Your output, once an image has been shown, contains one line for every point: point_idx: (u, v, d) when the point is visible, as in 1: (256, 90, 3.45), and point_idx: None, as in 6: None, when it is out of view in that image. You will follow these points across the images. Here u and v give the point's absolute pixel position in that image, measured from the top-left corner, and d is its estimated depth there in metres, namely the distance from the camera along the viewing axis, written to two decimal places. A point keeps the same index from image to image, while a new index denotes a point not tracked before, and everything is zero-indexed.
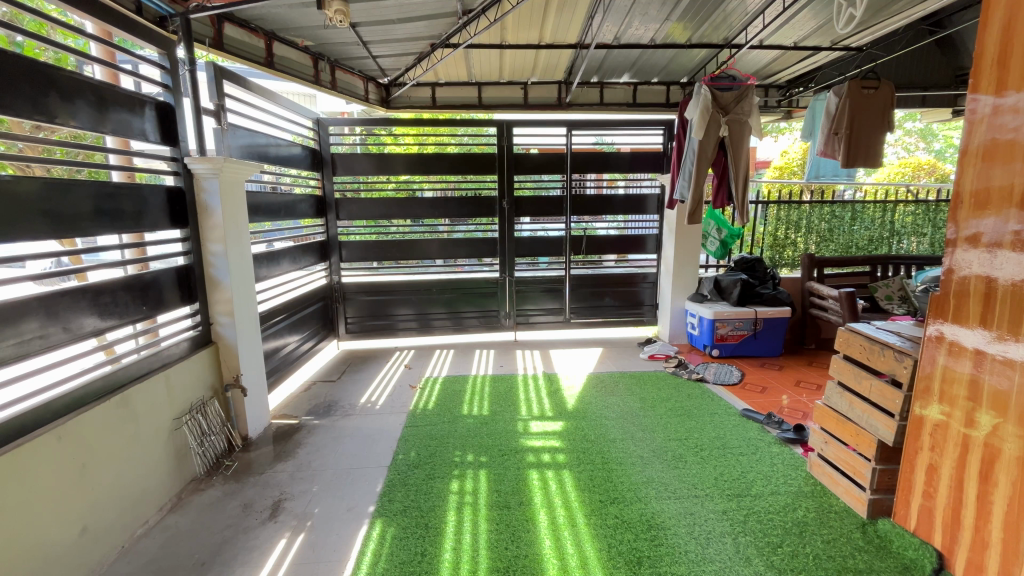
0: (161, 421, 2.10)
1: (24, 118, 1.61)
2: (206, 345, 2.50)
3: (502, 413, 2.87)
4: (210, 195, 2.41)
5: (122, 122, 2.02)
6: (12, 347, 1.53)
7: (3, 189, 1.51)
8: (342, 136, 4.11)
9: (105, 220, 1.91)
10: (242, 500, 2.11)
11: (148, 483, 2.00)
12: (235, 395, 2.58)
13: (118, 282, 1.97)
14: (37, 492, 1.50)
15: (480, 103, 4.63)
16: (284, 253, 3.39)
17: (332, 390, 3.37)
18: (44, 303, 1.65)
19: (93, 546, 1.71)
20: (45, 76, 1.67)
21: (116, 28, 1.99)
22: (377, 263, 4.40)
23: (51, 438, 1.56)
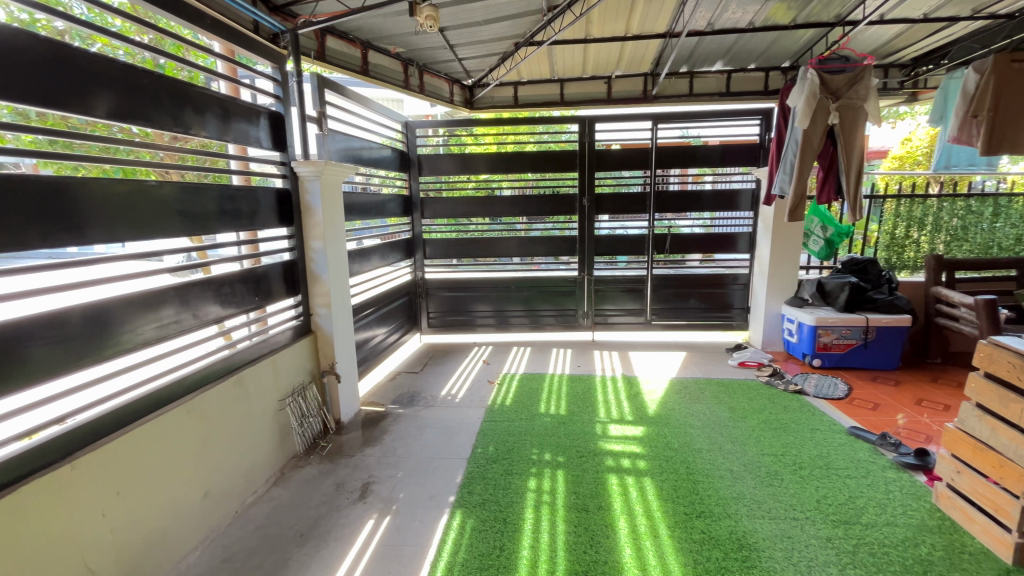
0: (269, 401, 2.32)
1: (165, 130, 1.85)
2: (306, 334, 2.72)
3: (579, 414, 2.83)
4: (312, 195, 2.62)
5: (242, 132, 2.25)
6: (154, 329, 1.77)
7: (147, 193, 1.73)
8: (427, 137, 4.29)
9: (227, 219, 2.14)
10: (335, 479, 2.27)
11: (258, 457, 2.21)
12: (331, 381, 2.78)
13: (236, 275, 2.20)
14: (170, 455, 1.72)
15: (562, 99, 4.58)
16: (373, 250, 3.59)
17: (415, 382, 3.53)
18: (178, 292, 1.88)
19: (213, 509, 1.93)
20: (181, 92, 1.90)
21: (238, 47, 2.22)
22: (458, 261, 4.54)
23: (182, 410, 1.79)
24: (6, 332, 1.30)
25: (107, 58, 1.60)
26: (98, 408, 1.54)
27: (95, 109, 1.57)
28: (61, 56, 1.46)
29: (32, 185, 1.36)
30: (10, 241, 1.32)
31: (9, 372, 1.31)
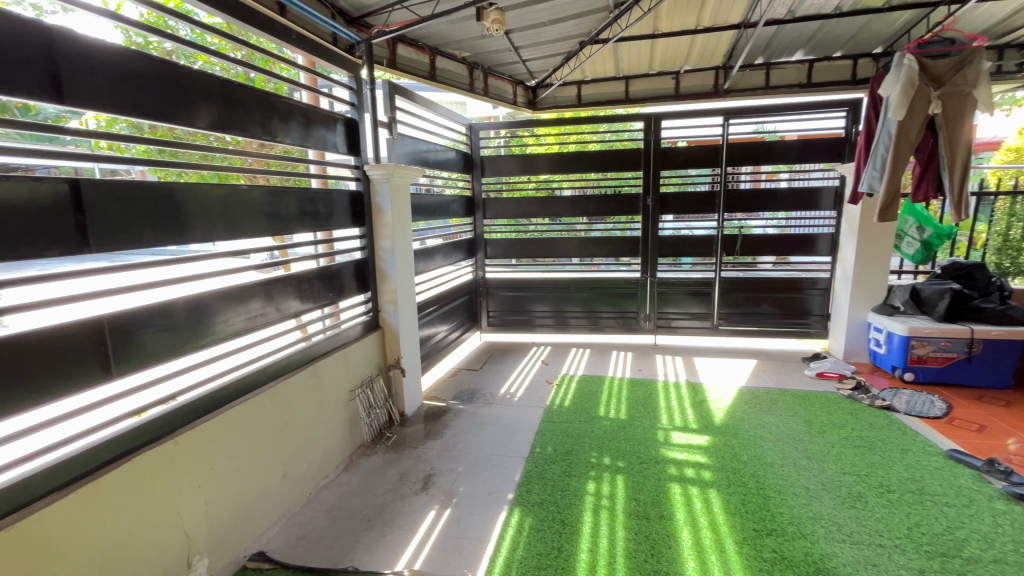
0: (341, 391, 2.46)
1: (255, 138, 2.01)
2: (374, 329, 2.85)
3: (641, 419, 2.75)
4: (383, 198, 2.75)
5: (321, 138, 2.40)
6: (244, 320, 1.93)
7: (240, 196, 1.90)
8: (489, 139, 4.36)
9: (306, 220, 2.30)
10: (399, 469, 2.36)
11: (330, 443, 2.35)
12: (396, 375, 2.90)
13: (313, 273, 2.35)
14: (254, 436, 1.88)
15: (627, 97, 4.48)
16: (436, 249, 3.70)
17: (475, 379, 3.60)
18: (264, 287, 2.04)
19: (291, 489, 2.08)
20: (269, 103, 2.06)
21: (319, 58, 2.38)
22: (517, 260, 4.58)
23: (265, 396, 1.94)
24: (124, 321, 1.47)
25: (208, 74, 1.76)
26: (196, 391, 1.70)
27: (198, 121, 1.74)
28: (171, 74, 1.63)
29: (146, 191, 1.54)
30: (130, 239, 1.50)
31: (126, 355, 1.48)
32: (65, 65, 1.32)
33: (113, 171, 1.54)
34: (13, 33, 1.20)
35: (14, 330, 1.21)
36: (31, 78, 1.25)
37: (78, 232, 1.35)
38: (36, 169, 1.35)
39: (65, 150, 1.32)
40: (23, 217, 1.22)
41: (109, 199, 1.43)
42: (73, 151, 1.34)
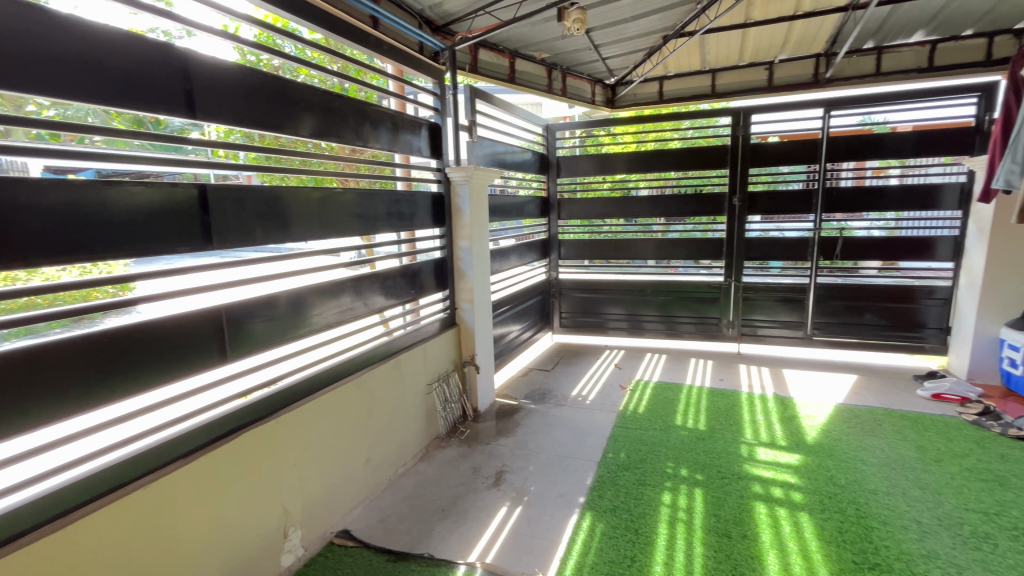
0: (419, 384, 2.57)
1: (349, 144, 2.16)
2: (451, 325, 2.95)
3: (722, 432, 2.60)
4: (462, 199, 2.83)
5: (407, 143, 2.53)
6: (336, 313, 2.09)
7: (334, 198, 2.05)
8: (565, 139, 4.34)
9: (392, 220, 2.43)
10: (472, 463, 2.42)
11: (408, 434, 2.47)
12: (471, 371, 2.98)
13: (396, 270, 2.48)
14: (342, 422, 2.02)
15: (714, 91, 4.25)
16: (511, 249, 3.75)
17: (546, 379, 3.60)
18: (354, 283, 2.19)
19: (373, 474, 2.21)
20: (361, 111, 2.20)
21: (406, 67, 2.50)
22: (590, 262, 4.52)
23: (353, 384, 2.09)
24: (237, 311, 1.65)
25: (311, 86, 1.92)
26: (293, 376, 1.86)
27: (301, 130, 1.91)
28: (280, 88, 1.79)
29: (257, 195, 1.71)
30: (245, 237, 1.68)
31: (237, 342, 1.65)
32: (196, 84, 1.50)
33: (227, 176, 1.71)
34: (157, 59, 1.39)
35: (150, 317, 1.39)
36: (170, 97, 1.44)
37: (203, 231, 1.53)
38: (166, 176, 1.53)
39: (191, 159, 1.49)
40: (160, 217, 1.40)
41: (227, 201, 1.60)
42: (198, 160, 1.51)
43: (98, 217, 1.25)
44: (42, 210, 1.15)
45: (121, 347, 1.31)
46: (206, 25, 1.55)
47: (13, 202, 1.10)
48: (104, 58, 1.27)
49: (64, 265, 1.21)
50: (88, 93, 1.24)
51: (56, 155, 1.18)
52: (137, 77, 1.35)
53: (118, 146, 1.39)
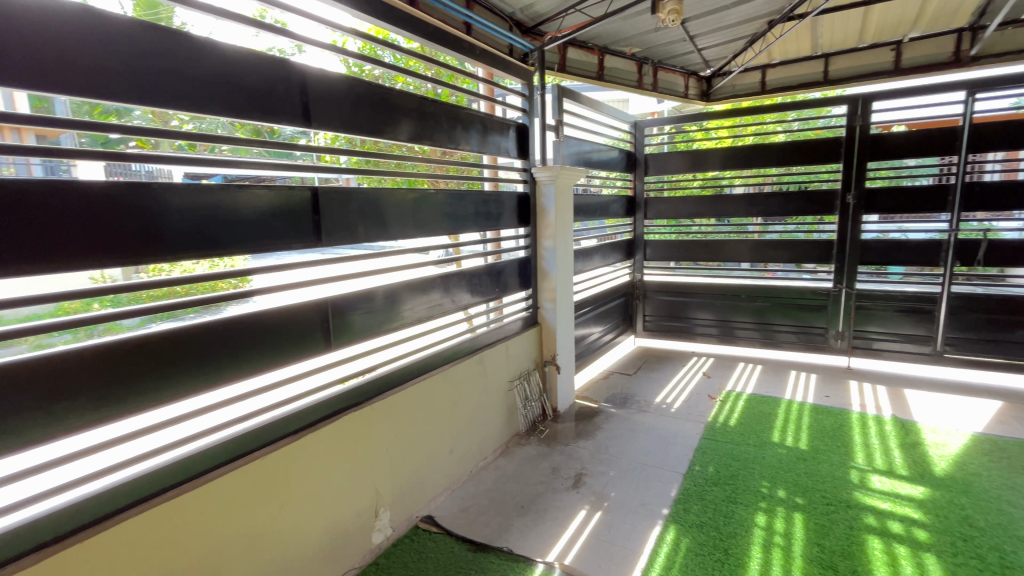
0: (501, 381, 2.62)
1: (442, 147, 2.25)
2: (533, 324, 2.97)
3: (827, 454, 2.36)
4: (548, 199, 2.84)
5: (496, 144, 2.58)
6: (426, 308, 2.19)
7: (427, 198, 2.15)
8: (652, 136, 4.18)
9: (479, 220, 2.49)
10: (552, 463, 2.42)
11: (489, 429, 2.52)
12: (551, 371, 2.98)
13: (482, 269, 2.54)
14: (429, 413, 2.11)
15: (826, 78, 3.86)
16: (594, 250, 3.70)
17: (628, 384, 3.50)
18: (442, 280, 2.28)
19: (456, 465, 2.29)
20: (454, 114, 2.29)
21: (496, 69, 2.56)
22: (676, 263, 4.31)
23: (439, 377, 2.18)
24: (340, 303, 1.79)
25: (409, 93, 2.03)
26: (387, 367, 1.99)
27: (400, 134, 2.02)
28: (381, 96, 1.92)
29: (359, 196, 1.84)
30: (349, 235, 1.81)
31: (339, 332, 1.79)
32: (311, 96, 1.65)
33: (329, 178, 1.84)
34: (278, 75, 1.54)
35: (266, 307, 1.55)
36: (288, 108, 1.59)
37: (313, 229, 1.68)
38: (279, 179, 1.70)
39: (299, 164, 1.63)
40: (278, 216, 1.56)
41: (334, 202, 1.74)
42: (308, 165, 1.66)
43: (229, 217, 1.42)
44: (187, 210, 1.32)
45: (242, 333, 1.47)
46: (316, 41, 1.68)
47: (165, 204, 1.27)
48: (236, 76, 1.43)
49: (201, 259, 1.38)
50: (223, 107, 1.41)
51: (194, 163, 1.36)
52: (262, 92, 1.50)
53: (242, 154, 1.55)
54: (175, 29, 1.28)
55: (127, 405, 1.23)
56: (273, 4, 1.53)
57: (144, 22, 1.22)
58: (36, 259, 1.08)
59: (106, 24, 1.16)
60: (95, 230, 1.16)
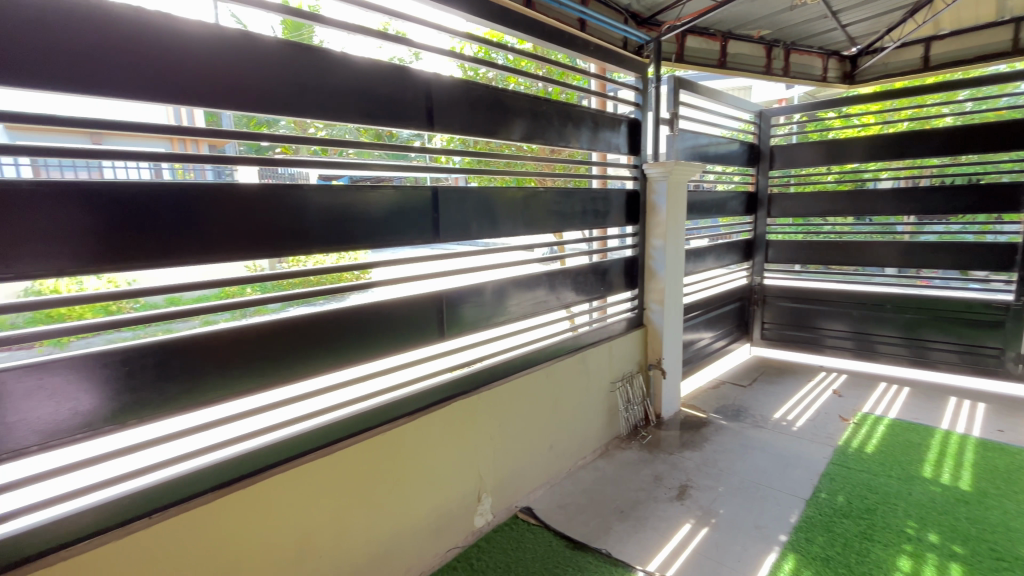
0: (603, 381, 2.58)
1: (553, 144, 2.26)
2: (639, 326, 2.88)
3: (998, 499, 1.97)
4: (659, 196, 2.73)
5: (607, 140, 2.54)
6: (532, 304, 2.23)
7: (538, 197, 2.19)
8: (778, 126, 3.82)
9: (587, 218, 2.47)
10: (654, 471, 2.33)
11: (589, 429, 2.49)
12: (656, 375, 2.87)
13: (587, 267, 2.52)
14: (530, 407, 2.15)
15: (1015, 47, 3.15)
16: (707, 250, 3.48)
17: (742, 395, 3.24)
18: (548, 278, 2.31)
19: (555, 461, 2.30)
20: (565, 112, 2.29)
21: (609, 64, 2.51)
22: (801, 266, 3.90)
23: (542, 373, 2.20)
24: (453, 296, 1.89)
25: (522, 93, 2.08)
26: (493, 359, 2.07)
27: (514, 134, 2.08)
28: (497, 98, 1.99)
29: (473, 195, 1.93)
30: (464, 232, 1.91)
31: (450, 323, 1.90)
32: (434, 101, 1.77)
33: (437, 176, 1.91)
34: (403, 82, 1.67)
35: (385, 297, 1.69)
36: (412, 112, 1.71)
37: (433, 226, 1.80)
38: (397, 178, 1.85)
39: (414, 165, 1.75)
40: (403, 214, 1.71)
41: (452, 201, 1.85)
42: (421, 166, 1.77)
43: (359, 215, 1.58)
44: (329, 208, 1.50)
45: (367, 319, 1.63)
46: (435, 47, 1.79)
47: (302, 202, 1.44)
48: (367, 86, 1.57)
49: (332, 253, 1.54)
50: (360, 116, 1.57)
51: (325, 167, 1.51)
52: (389, 99, 1.64)
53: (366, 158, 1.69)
54: (312, 46, 1.43)
55: (279, 375, 1.43)
56: (398, 16, 1.65)
57: (286, 42, 1.37)
58: (208, 250, 1.27)
59: (258, 46, 1.32)
60: (251, 225, 1.34)
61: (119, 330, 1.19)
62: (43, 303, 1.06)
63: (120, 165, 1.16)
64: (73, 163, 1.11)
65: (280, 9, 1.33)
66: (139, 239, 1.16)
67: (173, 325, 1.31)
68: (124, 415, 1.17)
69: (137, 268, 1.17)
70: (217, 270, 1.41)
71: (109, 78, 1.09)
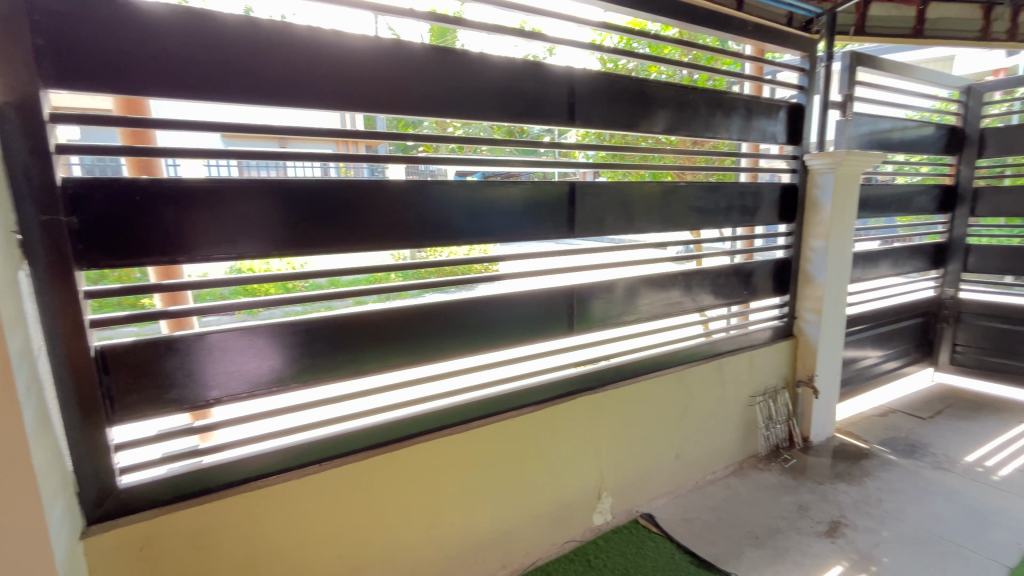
0: (741, 393, 2.36)
1: (698, 136, 2.12)
2: (787, 336, 2.57)
3: None
4: (823, 190, 2.40)
5: (762, 129, 2.30)
6: (665, 305, 2.13)
7: (679, 192, 2.08)
8: (993, 104, 3.09)
9: (733, 215, 2.28)
10: (798, 500, 2.08)
11: (722, 443, 2.32)
12: (806, 393, 2.55)
13: (729, 268, 2.32)
14: (657, 412, 2.06)
15: None
16: (882, 255, 2.97)
17: (920, 429, 2.72)
18: (684, 278, 2.18)
19: (681, 471, 2.19)
20: (714, 100, 2.13)
21: (768, 44, 2.26)
22: (1014, 278, 3.15)
23: (673, 377, 2.09)
24: (584, 292, 1.89)
25: (668, 83, 1.98)
26: (622, 358, 2.02)
27: (656, 127, 1.99)
28: (639, 90, 1.92)
29: (610, 191, 1.90)
30: (599, 228, 1.90)
31: (580, 318, 1.90)
32: (577, 96, 1.77)
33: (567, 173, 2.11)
34: (544, 79, 1.69)
35: (516, 289, 1.75)
36: (553, 108, 1.74)
37: (569, 222, 1.82)
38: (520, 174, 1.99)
39: (547, 161, 1.77)
40: (541, 210, 1.75)
41: (589, 197, 1.84)
42: (550, 161, 1.78)
43: (499, 211, 1.66)
44: (473, 204, 1.61)
45: (500, 309, 1.70)
46: (571, 40, 1.78)
47: (440, 196, 1.54)
48: (510, 85, 1.63)
49: (467, 245, 1.63)
50: (504, 115, 1.64)
51: (462, 163, 1.60)
52: (531, 97, 1.68)
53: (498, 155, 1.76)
54: (452, 48, 1.51)
55: (425, 355, 1.58)
56: (533, 12, 1.67)
57: (432, 47, 1.47)
58: (371, 239, 1.44)
59: (409, 53, 1.44)
60: (404, 217, 1.49)
61: (295, 304, 1.40)
62: (241, 280, 1.28)
63: (300, 165, 1.36)
64: (265, 163, 1.35)
65: (427, 17, 1.44)
66: (312, 229, 1.35)
67: (332, 303, 1.60)
68: (304, 376, 1.39)
69: (313, 253, 1.36)
70: (365, 259, 1.58)
71: (289, 90, 1.28)
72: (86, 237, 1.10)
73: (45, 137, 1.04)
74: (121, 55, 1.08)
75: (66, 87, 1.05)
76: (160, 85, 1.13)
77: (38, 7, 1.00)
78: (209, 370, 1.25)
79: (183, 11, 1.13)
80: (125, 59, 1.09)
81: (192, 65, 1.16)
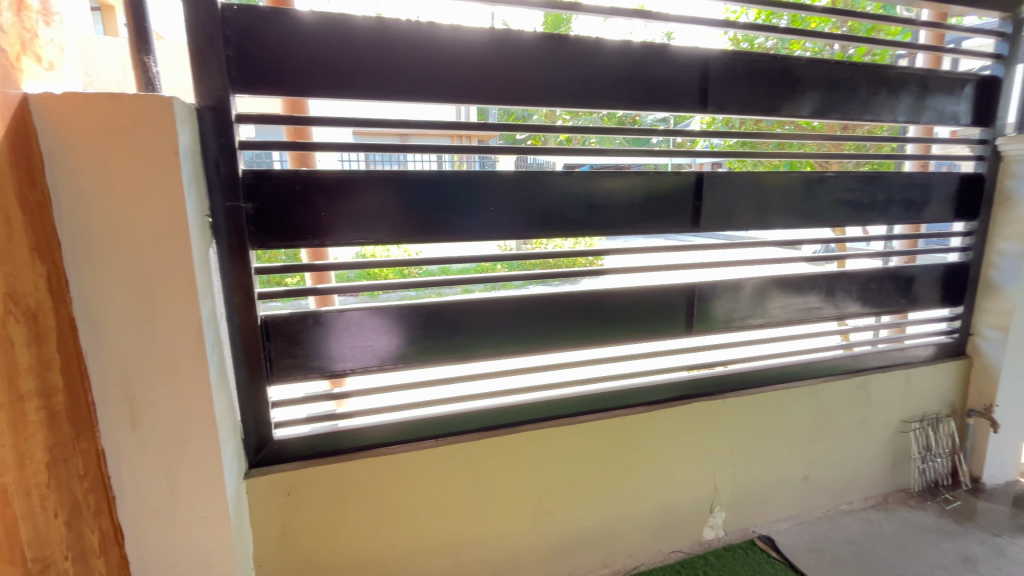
0: (890, 417, 2.04)
1: (853, 119, 1.85)
2: (957, 356, 2.16)
3: None
4: (1021, 182, 1.96)
5: (938, 109, 1.94)
6: (799, 311, 1.91)
7: (826, 186, 1.84)
8: None
9: (894, 210, 1.96)
10: (962, 551, 1.76)
11: (862, 470, 2.03)
12: (980, 424, 2.14)
13: (883, 272, 2.00)
14: (783, 427, 1.86)
15: None
16: None
17: None
18: (827, 281, 1.93)
19: (810, 495, 1.96)
20: (877, 77, 1.84)
21: (954, 6, 1.88)
22: None
23: (806, 391, 1.87)
24: (706, 292, 1.76)
25: (820, 61, 1.75)
26: (744, 364, 1.85)
27: (802, 111, 1.77)
28: (782, 70, 1.72)
29: (741, 183, 1.74)
30: (729, 223, 1.76)
31: (699, 318, 1.77)
32: (710, 79, 1.64)
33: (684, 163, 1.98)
34: (673, 63, 1.59)
35: (631, 285, 1.69)
36: (682, 94, 1.63)
37: (693, 216, 1.70)
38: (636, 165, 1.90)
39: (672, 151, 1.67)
40: (665, 203, 1.67)
41: (718, 190, 1.71)
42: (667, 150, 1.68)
43: (617, 203, 1.61)
44: (594, 196, 1.58)
45: (615, 305, 1.66)
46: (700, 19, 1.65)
47: (556, 186, 1.53)
48: (635, 71, 1.56)
49: (580, 237, 1.60)
50: (629, 102, 1.57)
51: (574, 154, 1.56)
52: (658, 84, 1.59)
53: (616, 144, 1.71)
54: (573, 36, 1.47)
55: (538, 346, 1.59)
56: None
57: (550, 36, 1.45)
58: (493, 229, 1.48)
59: (526, 44, 1.43)
60: (523, 209, 1.51)
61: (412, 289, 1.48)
62: (369, 264, 1.39)
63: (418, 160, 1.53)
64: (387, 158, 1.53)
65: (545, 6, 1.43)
66: (437, 218, 1.42)
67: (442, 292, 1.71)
68: (427, 356, 1.48)
69: (439, 241, 1.43)
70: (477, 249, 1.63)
71: (423, 86, 1.35)
72: (258, 222, 1.27)
73: (232, 135, 1.21)
74: (284, 61, 1.23)
75: (248, 92, 1.22)
76: (320, 86, 1.26)
77: (231, 24, 1.18)
78: (347, 343, 1.39)
79: (331, 17, 1.24)
80: (292, 66, 1.23)
81: (346, 67, 1.27)
